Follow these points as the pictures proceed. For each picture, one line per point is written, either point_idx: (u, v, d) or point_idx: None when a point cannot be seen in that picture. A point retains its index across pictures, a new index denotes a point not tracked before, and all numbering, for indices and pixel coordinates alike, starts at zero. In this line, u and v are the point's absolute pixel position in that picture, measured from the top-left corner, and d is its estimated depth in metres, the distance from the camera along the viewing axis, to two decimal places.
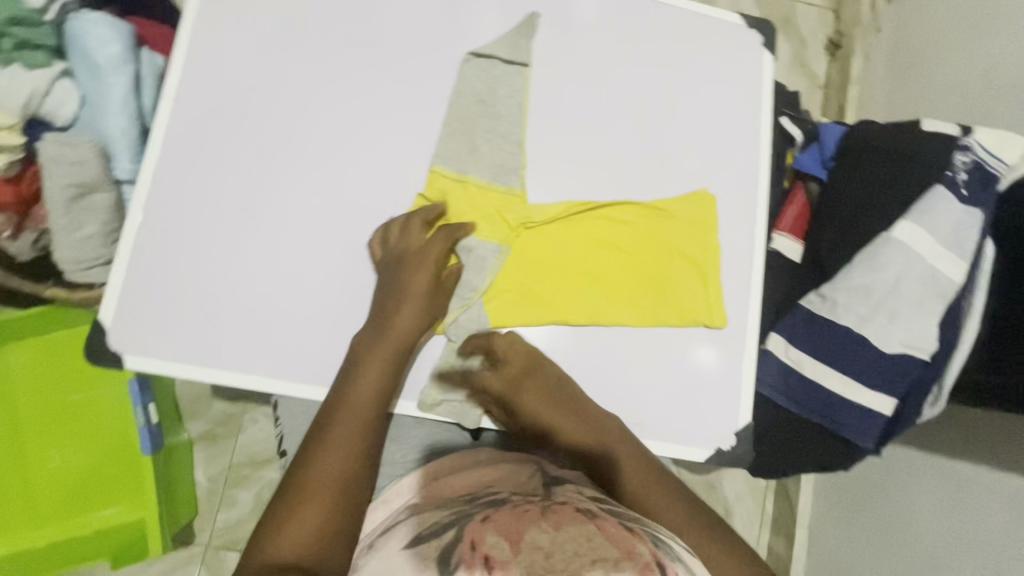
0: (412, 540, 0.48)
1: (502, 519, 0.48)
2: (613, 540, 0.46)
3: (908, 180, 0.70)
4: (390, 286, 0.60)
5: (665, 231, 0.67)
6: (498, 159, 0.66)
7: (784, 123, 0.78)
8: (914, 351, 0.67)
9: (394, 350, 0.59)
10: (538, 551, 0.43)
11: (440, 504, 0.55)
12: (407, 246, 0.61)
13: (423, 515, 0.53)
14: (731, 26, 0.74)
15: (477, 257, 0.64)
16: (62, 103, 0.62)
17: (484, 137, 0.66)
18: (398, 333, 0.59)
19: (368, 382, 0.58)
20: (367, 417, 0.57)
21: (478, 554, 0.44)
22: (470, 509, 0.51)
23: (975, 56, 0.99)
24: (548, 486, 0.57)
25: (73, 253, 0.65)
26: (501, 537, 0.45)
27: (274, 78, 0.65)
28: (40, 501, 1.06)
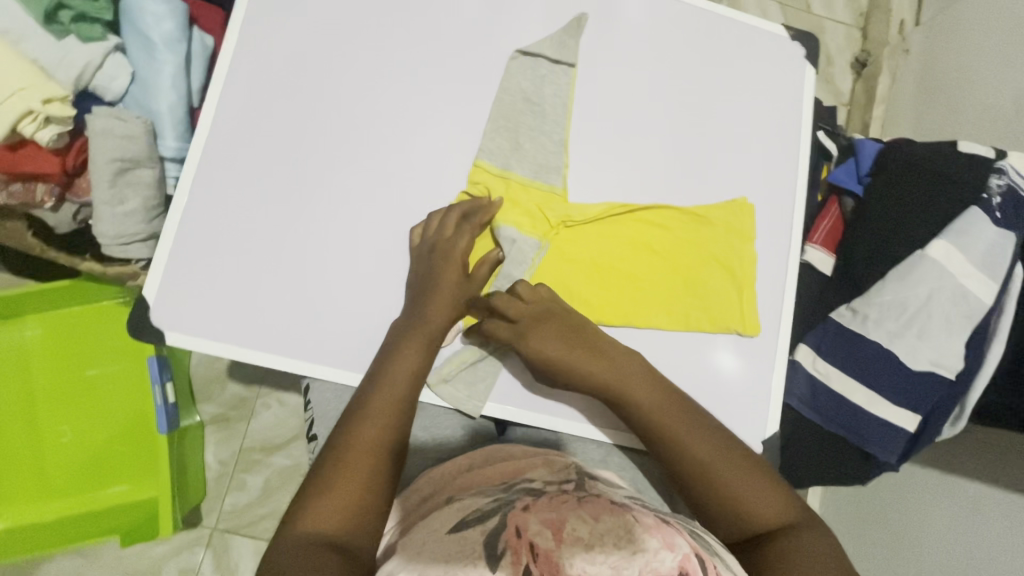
0: (456, 526, 0.49)
1: (542, 506, 0.48)
2: (651, 530, 0.46)
3: (946, 199, 0.70)
4: (421, 278, 0.61)
5: (700, 236, 0.67)
6: (542, 157, 0.67)
7: (822, 137, 0.81)
8: (941, 369, 0.67)
9: (428, 338, 0.60)
10: (579, 543, 0.44)
11: (478, 493, 0.56)
12: (438, 240, 0.61)
13: (463, 502, 0.54)
14: (774, 38, 0.75)
15: (518, 249, 0.63)
16: (112, 78, 0.63)
17: (528, 134, 0.67)
18: (431, 322, 0.60)
19: (401, 367, 0.58)
20: (399, 401, 0.58)
21: (523, 540, 0.45)
22: (510, 497, 0.52)
23: (1006, 81, 1.00)
24: (581, 477, 0.58)
25: (113, 227, 0.64)
26: (544, 525, 0.46)
27: (325, 64, 0.65)
28: (52, 475, 1.06)
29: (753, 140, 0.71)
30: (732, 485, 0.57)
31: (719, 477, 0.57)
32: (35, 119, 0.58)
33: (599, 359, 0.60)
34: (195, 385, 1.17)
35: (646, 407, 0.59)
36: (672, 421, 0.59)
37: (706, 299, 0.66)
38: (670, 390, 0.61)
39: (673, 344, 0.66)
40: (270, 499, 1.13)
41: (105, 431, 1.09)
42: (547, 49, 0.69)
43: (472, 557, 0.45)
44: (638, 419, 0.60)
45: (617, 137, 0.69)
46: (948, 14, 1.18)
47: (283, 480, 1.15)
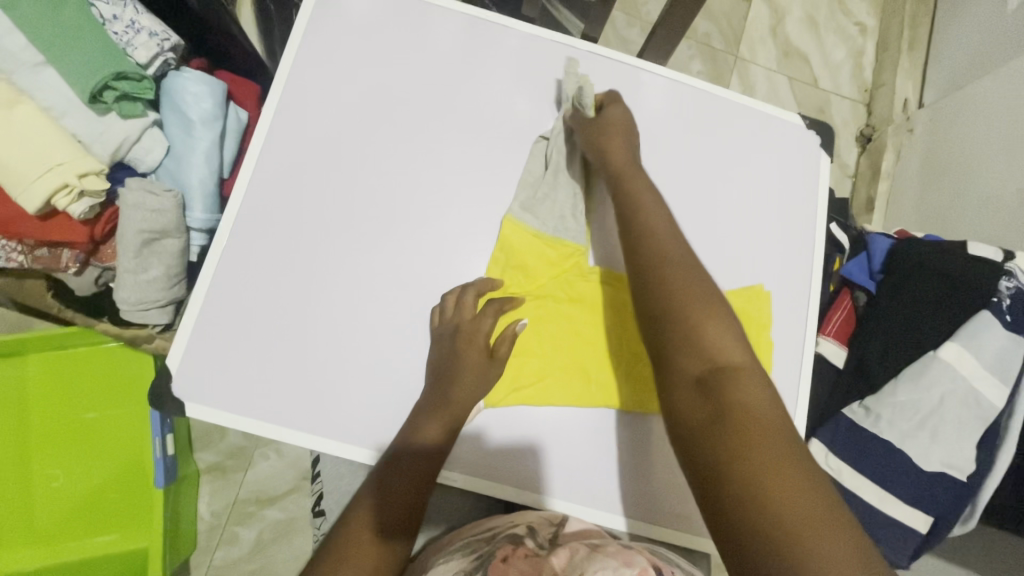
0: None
1: (519, 560, 0.51)
2: (613, 556, 0.47)
3: (954, 300, 0.71)
4: (443, 361, 0.61)
5: None
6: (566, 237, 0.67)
7: (834, 230, 0.82)
8: (952, 471, 0.67)
9: (451, 423, 0.59)
10: None
11: (464, 552, 0.59)
12: (460, 322, 0.62)
13: (452, 563, 0.57)
14: (791, 131, 0.77)
15: (549, 193, 0.68)
16: (148, 151, 0.64)
17: (551, 219, 0.68)
18: (455, 407, 0.60)
19: (421, 453, 0.58)
20: (418, 483, 0.58)
21: None
22: (491, 551, 0.56)
23: (1010, 172, 1.02)
24: (558, 530, 0.63)
25: (135, 294, 0.65)
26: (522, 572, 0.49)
27: (358, 142, 0.67)
28: (40, 521, 1.04)
29: (769, 230, 0.73)
30: (721, 362, 0.51)
31: (697, 327, 0.53)
32: (70, 193, 0.59)
33: (673, 239, 0.60)
34: (195, 431, 1.15)
35: (656, 243, 0.59)
36: (701, 305, 0.54)
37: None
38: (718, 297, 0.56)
39: None
40: (264, 554, 1.11)
41: (99, 478, 1.07)
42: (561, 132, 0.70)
43: None
44: (670, 294, 0.55)
45: None
46: (951, 101, 1.24)
47: (276, 534, 1.12)
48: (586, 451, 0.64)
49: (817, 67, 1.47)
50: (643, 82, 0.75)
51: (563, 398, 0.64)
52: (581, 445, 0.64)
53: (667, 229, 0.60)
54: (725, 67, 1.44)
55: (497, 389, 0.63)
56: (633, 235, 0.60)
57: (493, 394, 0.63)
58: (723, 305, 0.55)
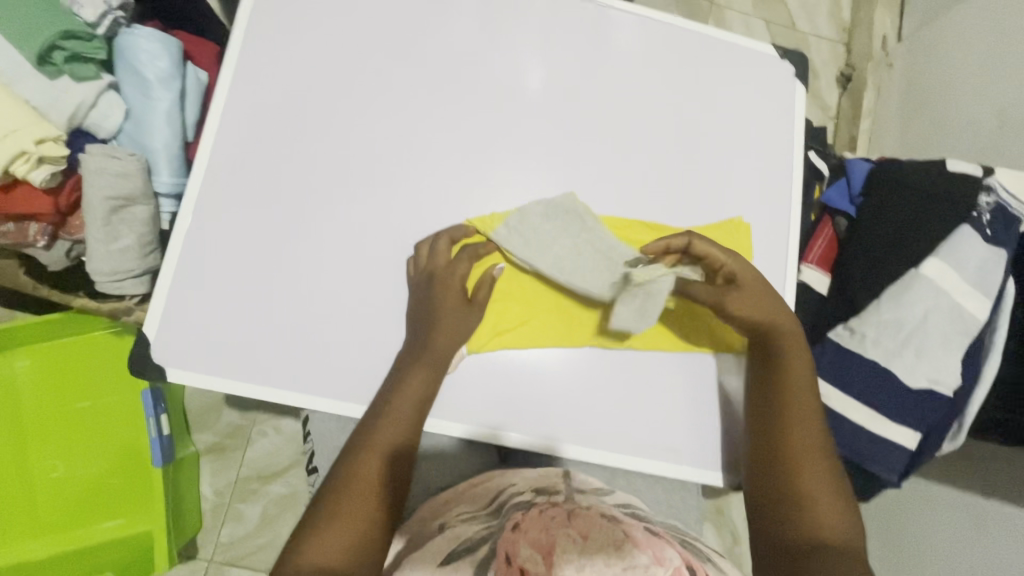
0: (446, 558, 0.51)
1: (531, 527, 0.50)
2: (641, 546, 0.48)
3: (936, 217, 0.71)
4: (422, 306, 0.61)
5: None
6: (567, 220, 0.65)
7: (813, 157, 0.81)
8: (939, 386, 0.68)
9: (434, 366, 0.59)
10: (569, 563, 0.45)
11: (471, 520, 0.56)
12: (435, 269, 0.61)
13: (459, 531, 0.55)
14: (765, 60, 0.76)
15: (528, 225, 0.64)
16: (105, 116, 0.63)
17: (569, 233, 0.65)
18: (438, 351, 0.60)
19: (409, 394, 0.58)
20: (407, 430, 0.57)
21: (513, 567, 0.46)
22: (501, 522, 0.54)
23: (990, 95, 1.02)
24: (569, 486, 0.61)
25: (108, 265, 0.64)
26: (533, 550, 0.47)
27: (322, 94, 0.65)
28: (43, 511, 1.04)
29: (748, 161, 0.72)
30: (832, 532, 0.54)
31: (817, 494, 0.57)
32: (28, 160, 0.58)
33: (804, 392, 0.62)
34: (190, 414, 1.15)
35: (795, 407, 0.61)
36: (812, 467, 0.58)
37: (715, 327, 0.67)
38: (834, 468, 0.59)
39: (670, 362, 0.66)
40: (270, 530, 1.12)
41: (99, 466, 1.07)
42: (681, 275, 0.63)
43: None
44: (792, 454, 0.59)
45: (615, 162, 0.69)
46: (929, 32, 1.22)
47: (281, 508, 1.13)
48: (574, 389, 0.64)
49: (794, 9, 1.44)
50: (612, 17, 0.73)
51: (546, 340, 0.64)
52: (569, 385, 0.64)
53: (790, 396, 0.62)
54: (701, 13, 1.41)
55: (479, 334, 0.63)
56: (775, 398, 0.62)
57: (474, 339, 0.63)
58: (841, 479, 0.59)
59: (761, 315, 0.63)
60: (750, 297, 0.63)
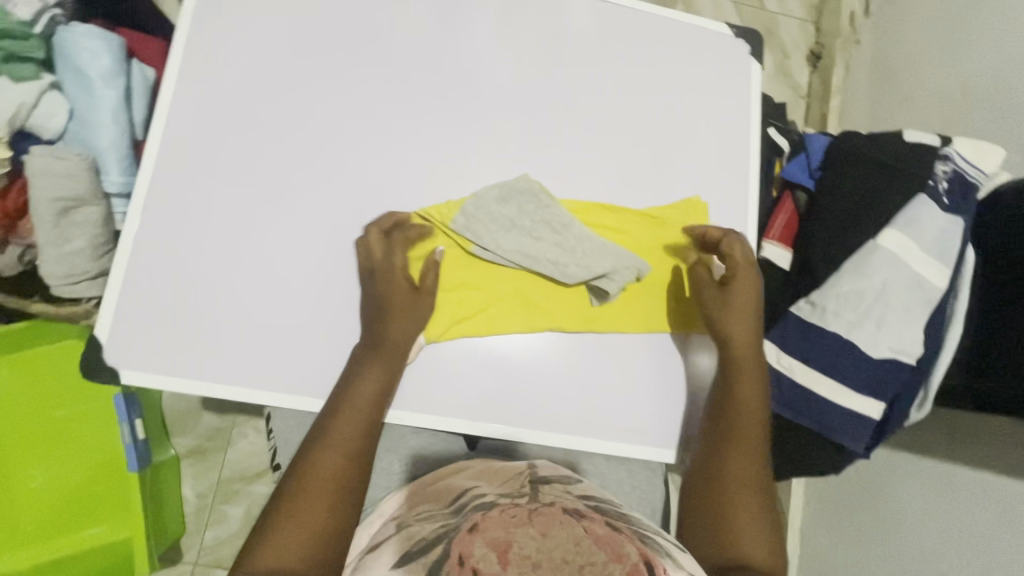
0: (401, 560, 0.46)
1: (490, 525, 0.43)
2: (601, 542, 0.42)
3: (893, 188, 0.71)
4: (370, 300, 0.61)
5: (660, 236, 0.69)
6: (527, 203, 0.66)
7: (772, 134, 0.81)
8: (902, 356, 0.68)
9: (393, 360, 0.59)
10: (526, 563, 0.39)
11: (429, 517, 0.51)
12: (375, 264, 0.61)
13: (414, 532, 0.49)
14: (719, 38, 0.75)
15: (486, 209, 0.65)
16: (49, 116, 0.64)
17: (529, 215, 0.65)
18: (393, 343, 0.59)
19: (368, 388, 0.58)
20: (365, 427, 0.57)
21: (466, 569, 0.40)
22: (459, 519, 0.47)
23: (955, 67, 1.02)
24: (535, 485, 0.55)
25: (62, 267, 0.65)
26: (488, 548, 0.41)
27: (271, 88, 0.65)
28: (23, 522, 1.03)
29: (704, 140, 0.72)
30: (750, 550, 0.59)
31: (747, 545, 0.59)
32: None
33: (755, 406, 0.64)
34: (169, 418, 1.14)
35: (745, 457, 0.62)
36: (749, 488, 0.62)
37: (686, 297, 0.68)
38: (765, 483, 0.63)
39: (630, 344, 0.66)
40: None
41: (78, 474, 1.06)
42: (640, 268, 0.65)
43: None
44: (732, 467, 0.62)
45: (571, 146, 0.69)
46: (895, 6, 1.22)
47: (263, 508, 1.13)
48: (536, 374, 0.64)
49: None
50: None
51: (506, 326, 0.64)
52: (531, 370, 0.64)
53: (749, 411, 0.63)
54: None
55: (437, 322, 0.63)
56: (729, 411, 0.63)
57: (432, 329, 0.62)
58: (768, 492, 0.63)
59: (744, 326, 0.65)
60: (738, 306, 0.65)
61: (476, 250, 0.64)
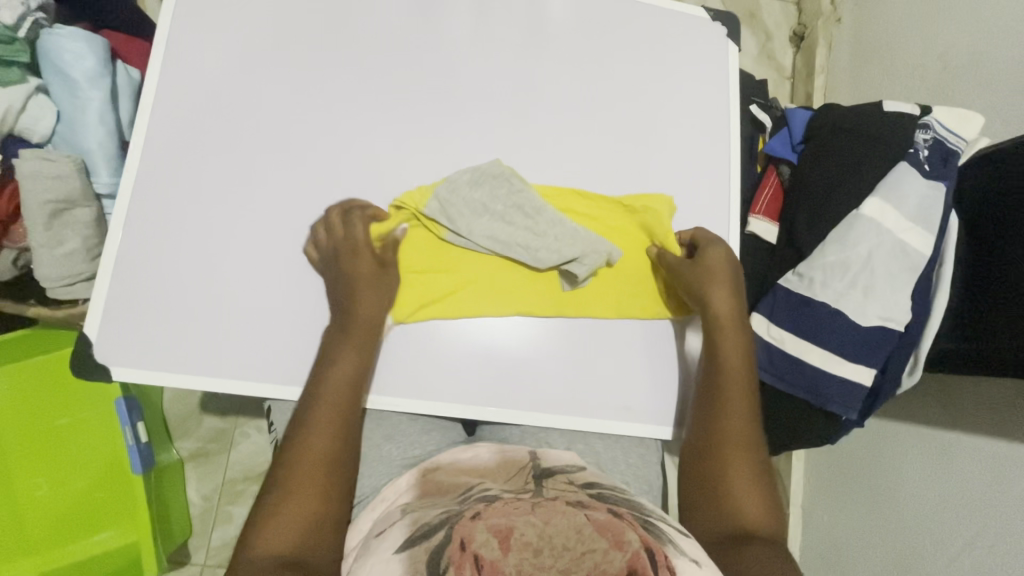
0: (404, 544, 0.46)
1: (492, 513, 0.44)
2: (601, 529, 0.43)
3: (874, 158, 0.72)
4: (340, 288, 0.61)
5: (629, 220, 0.69)
6: (498, 188, 0.66)
7: (755, 110, 0.82)
8: (890, 322, 0.69)
9: (365, 342, 0.60)
10: (527, 549, 0.40)
11: (433, 505, 0.51)
12: (345, 247, 0.62)
13: (416, 517, 0.49)
14: (694, 19, 0.76)
15: (460, 197, 0.65)
16: (38, 119, 0.65)
17: (500, 199, 0.66)
18: (364, 325, 0.60)
19: (340, 374, 0.58)
20: (344, 409, 0.58)
21: (467, 554, 0.40)
22: (462, 507, 0.48)
23: (933, 39, 1.03)
24: (540, 480, 0.55)
25: (55, 269, 0.66)
26: (491, 533, 0.41)
27: (253, 85, 0.66)
28: (30, 531, 1.04)
29: (684, 120, 0.73)
30: (744, 507, 0.58)
31: (741, 504, 0.58)
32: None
33: (741, 364, 0.64)
34: (170, 423, 1.15)
35: (731, 413, 0.62)
36: (741, 445, 0.61)
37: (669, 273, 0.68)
38: (756, 441, 0.62)
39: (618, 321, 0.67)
40: None
41: (82, 481, 1.07)
42: (612, 253, 0.65)
43: None
44: (720, 425, 0.61)
45: (552, 131, 0.70)
46: None
47: None
48: (529, 356, 0.65)
49: None
50: None
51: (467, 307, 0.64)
52: (524, 353, 0.65)
53: (735, 369, 0.63)
54: None
55: (407, 307, 0.64)
56: (713, 369, 0.64)
57: (396, 307, 0.63)
58: (761, 449, 0.62)
59: (716, 291, 0.65)
60: (710, 269, 0.65)
61: (447, 235, 0.65)
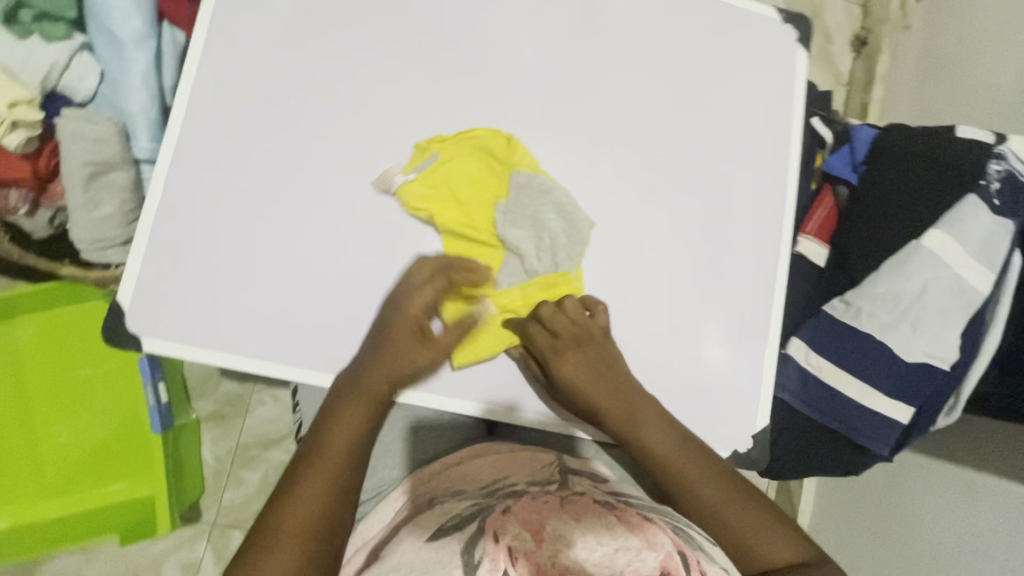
0: (435, 534, 0.45)
1: (522, 507, 0.44)
2: (633, 528, 0.42)
3: (937, 187, 0.68)
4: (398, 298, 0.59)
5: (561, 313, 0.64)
6: (563, 232, 0.64)
7: (815, 123, 0.77)
8: (937, 361, 0.66)
9: (391, 366, 0.58)
10: (561, 542, 0.40)
11: (463, 497, 0.52)
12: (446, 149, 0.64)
13: (446, 508, 0.49)
14: (765, 23, 0.72)
15: (533, 213, 0.64)
16: (80, 79, 0.66)
17: (553, 237, 0.64)
18: (392, 355, 0.58)
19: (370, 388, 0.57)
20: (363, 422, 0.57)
21: (500, 546, 0.40)
22: (491, 501, 0.48)
23: (1010, 59, 0.97)
24: (565, 476, 0.57)
25: (92, 231, 0.68)
26: (523, 526, 0.41)
27: (301, 60, 0.63)
28: (49, 475, 1.07)
29: (742, 129, 0.69)
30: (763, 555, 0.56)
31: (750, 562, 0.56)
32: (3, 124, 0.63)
33: (672, 437, 0.60)
34: (190, 382, 1.17)
35: (694, 482, 0.59)
36: (726, 500, 0.58)
37: (718, 292, 0.66)
38: (741, 481, 0.60)
39: (658, 338, 0.65)
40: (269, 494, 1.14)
41: (101, 432, 1.09)
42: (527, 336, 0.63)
43: (447, 566, 0.40)
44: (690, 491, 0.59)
45: (604, 131, 0.67)
46: None
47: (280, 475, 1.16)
48: None
49: None
50: None
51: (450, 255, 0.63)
52: None
53: (667, 450, 0.60)
54: None
55: (418, 185, 0.62)
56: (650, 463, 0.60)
57: (411, 183, 0.62)
58: (753, 492, 0.60)
59: (603, 394, 0.61)
60: (587, 363, 0.61)
61: (499, 204, 0.64)
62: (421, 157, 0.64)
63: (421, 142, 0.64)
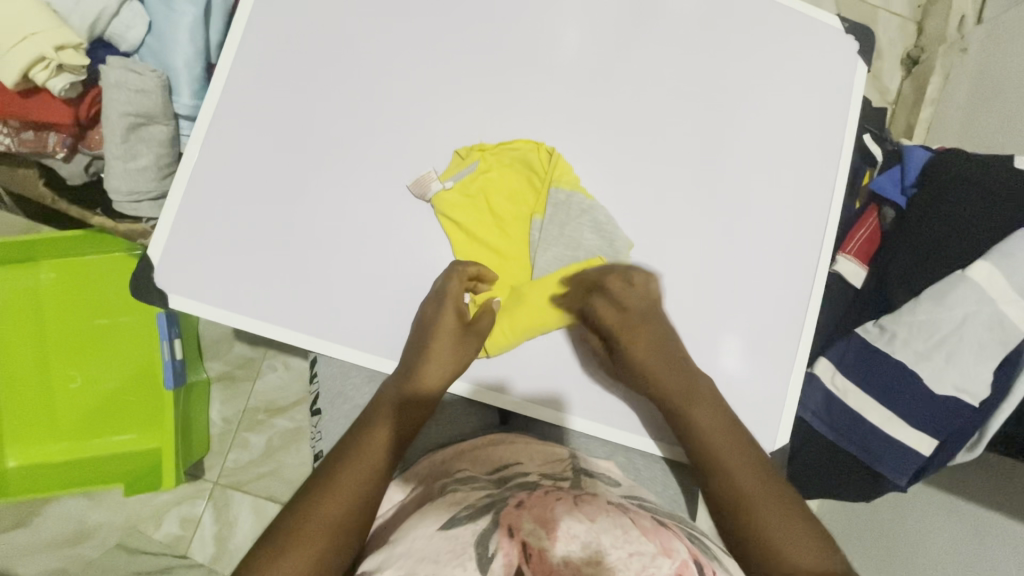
0: (447, 523, 0.44)
1: (536, 504, 0.43)
2: (649, 535, 0.41)
3: (988, 219, 0.66)
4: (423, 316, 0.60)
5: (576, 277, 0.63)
6: (600, 254, 0.63)
7: (868, 140, 0.80)
8: (965, 396, 0.63)
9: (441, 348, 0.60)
10: (575, 542, 0.39)
11: (477, 486, 0.51)
12: (486, 150, 0.63)
13: (458, 497, 0.49)
14: (826, 31, 0.69)
15: (571, 230, 0.63)
16: (128, 28, 0.66)
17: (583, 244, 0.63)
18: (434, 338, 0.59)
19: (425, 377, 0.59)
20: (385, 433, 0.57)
21: (514, 540, 0.39)
22: (506, 493, 0.48)
23: None
24: (579, 473, 0.56)
25: (127, 183, 0.68)
26: (537, 523, 0.40)
27: (349, 28, 0.62)
28: (61, 418, 1.08)
29: (791, 140, 0.67)
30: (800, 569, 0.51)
31: (795, 546, 0.52)
32: (47, 68, 0.63)
33: (724, 422, 0.60)
34: (204, 342, 1.17)
35: (735, 466, 0.58)
36: (763, 493, 0.56)
37: (750, 304, 0.65)
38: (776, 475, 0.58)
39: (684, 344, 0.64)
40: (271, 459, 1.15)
41: (113, 381, 1.10)
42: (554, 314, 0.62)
43: (461, 557, 0.39)
44: (728, 477, 0.57)
45: (650, 128, 0.65)
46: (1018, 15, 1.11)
47: (285, 441, 1.16)
48: (574, 357, 0.63)
49: None
50: None
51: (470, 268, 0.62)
52: (573, 358, 0.63)
53: (722, 431, 0.59)
54: None
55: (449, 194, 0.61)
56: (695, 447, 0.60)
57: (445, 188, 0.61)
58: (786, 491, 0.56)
59: (667, 363, 0.61)
60: (659, 325, 0.62)
61: (535, 221, 0.63)
62: (460, 167, 0.62)
63: (460, 150, 0.63)
